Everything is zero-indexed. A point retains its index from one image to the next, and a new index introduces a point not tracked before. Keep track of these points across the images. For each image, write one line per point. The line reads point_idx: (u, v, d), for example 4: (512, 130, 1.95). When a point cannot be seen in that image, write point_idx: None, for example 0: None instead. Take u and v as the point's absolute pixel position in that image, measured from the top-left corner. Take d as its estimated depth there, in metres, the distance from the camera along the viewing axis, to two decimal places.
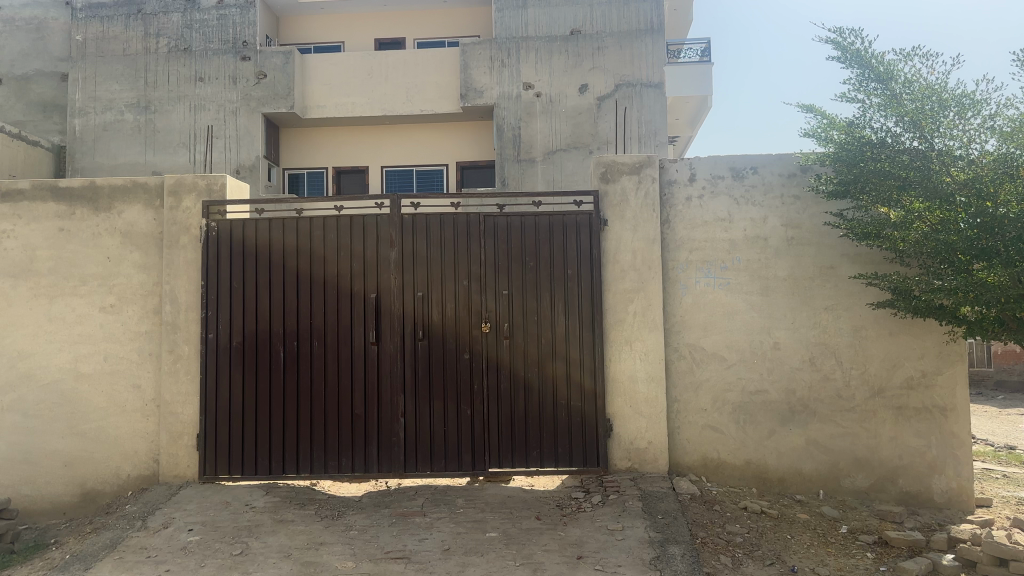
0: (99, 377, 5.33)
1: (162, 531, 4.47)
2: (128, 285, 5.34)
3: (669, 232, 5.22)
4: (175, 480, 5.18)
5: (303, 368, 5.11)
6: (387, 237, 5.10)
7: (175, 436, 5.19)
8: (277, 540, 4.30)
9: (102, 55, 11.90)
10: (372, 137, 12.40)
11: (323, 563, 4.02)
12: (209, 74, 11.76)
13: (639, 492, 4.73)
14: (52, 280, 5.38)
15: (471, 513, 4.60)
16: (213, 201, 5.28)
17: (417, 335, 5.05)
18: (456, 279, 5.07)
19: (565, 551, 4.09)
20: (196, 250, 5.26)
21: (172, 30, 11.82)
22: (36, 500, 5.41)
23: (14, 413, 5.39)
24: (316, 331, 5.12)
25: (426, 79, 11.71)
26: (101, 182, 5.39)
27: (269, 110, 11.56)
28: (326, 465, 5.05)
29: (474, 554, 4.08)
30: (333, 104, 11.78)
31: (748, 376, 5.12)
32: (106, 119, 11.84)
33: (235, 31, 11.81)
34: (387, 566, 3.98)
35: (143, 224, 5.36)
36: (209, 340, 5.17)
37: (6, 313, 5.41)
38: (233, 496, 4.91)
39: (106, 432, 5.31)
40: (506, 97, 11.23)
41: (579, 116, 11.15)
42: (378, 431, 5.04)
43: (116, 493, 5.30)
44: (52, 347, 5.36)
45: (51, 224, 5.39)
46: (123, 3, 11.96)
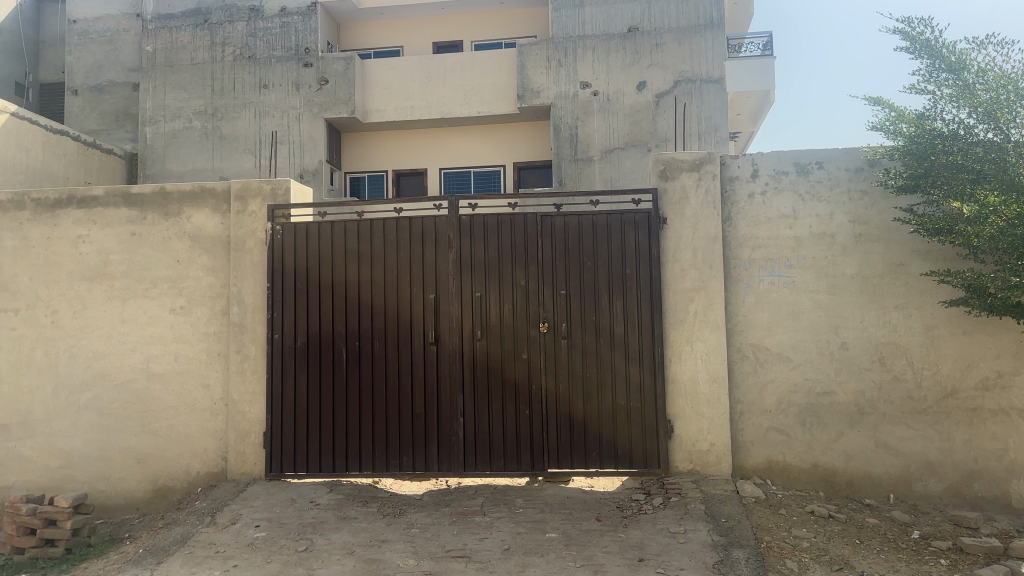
0: (169, 377, 5.49)
1: (230, 527, 4.58)
2: (197, 287, 5.49)
3: (731, 230, 5.13)
4: (242, 477, 5.31)
5: (364, 367, 5.19)
6: (446, 238, 5.14)
7: (242, 434, 5.32)
8: (341, 537, 4.36)
9: (170, 64, 12.31)
10: (431, 139, 12.54)
11: (386, 560, 4.07)
12: (273, 81, 12.05)
13: (701, 495, 4.68)
14: (124, 283, 5.57)
15: (531, 514, 4.59)
16: (277, 204, 5.37)
17: (475, 335, 5.07)
18: (513, 279, 5.08)
19: (626, 553, 4.05)
20: (261, 253, 5.38)
21: (237, 39, 12.18)
22: (111, 496, 5.60)
23: (90, 412, 5.60)
24: (376, 331, 5.19)
25: (484, 80, 11.77)
26: (171, 188, 5.55)
27: (331, 115, 11.82)
28: (387, 464, 5.12)
29: (534, 555, 4.08)
30: (392, 107, 11.94)
31: (816, 376, 5.00)
32: (176, 127, 12.25)
33: (298, 38, 12.08)
34: (449, 565, 4.00)
35: (210, 227, 5.50)
36: (275, 340, 5.30)
37: (82, 315, 5.62)
38: (298, 493, 5.00)
39: (176, 430, 5.48)
40: (563, 96, 11.22)
41: (637, 113, 11.07)
42: (438, 430, 5.08)
43: (186, 490, 5.45)
44: (125, 348, 5.55)
45: (124, 229, 5.58)
46: (190, 13, 12.38)
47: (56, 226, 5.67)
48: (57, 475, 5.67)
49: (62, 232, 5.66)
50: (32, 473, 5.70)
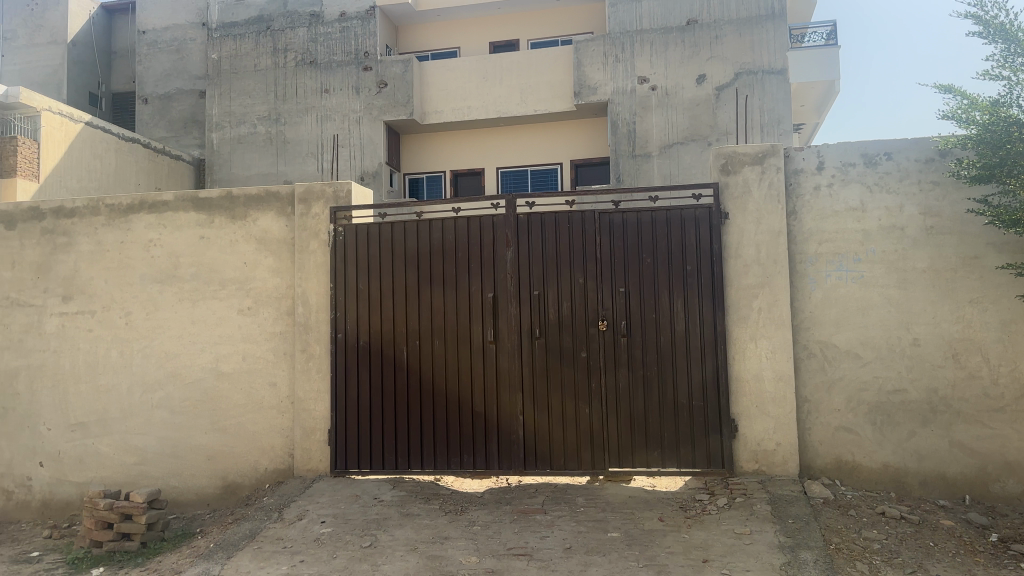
0: (238, 376, 5.63)
1: (297, 523, 4.68)
2: (264, 288, 5.62)
3: (796, 224, 5.02)
4: (308, 474, 5.42)
5: (425, 366, 5.24)
6: (504, 237, 5.16)
7: (308, 432, 5.43)
8: (404, 533, 4.42)
9: (235, 72, 12.75)
10: (488, 139, 12.60)
11: (448, 557, 4.09)
12: (333, 85, 12.32)
13: (767, 495, 4.59)
14: (194, 285, 5.74)
15: (592, 513, 4.57)
16: (340, 207, 5.46)
17: (534, 333, 5.08)
18: (571, 277, 5.06)
19: (690, 554, 4.00)
20: (324, 254, 5.48)
21: (298, 45, 12.52)
22: (183, 492, 5.77)
23: (163, 410, 5.78)
24: (436, 330, 5.24)
25: (540, 79, 11.77)
26: (237, 192, 5.69)
27: (390, 118, 12.00)
28: (448, 461, 5.17)
29: (595, 554, 4.06)
30: (450, 108, 12.04)
31: (886, 374, 4.86)
32: (241, 133, 12.66)
33: (357, 43, 12.29)
34: (510, 563, 4.01)
35: (275, 230, 5.62)
36: (338, 339, 5.40)
37: (154, 317, 5.81)
38: (362, 490, 5.08)
39: (245, 428, 5.61)
40: (620, 92, 11.17)
41: (697, 107, 10.94)
42: (498, 428, 5.10)
43: (255, 486, 5.59)
44: (196, 348, 5.71)
45: (194, 233, 5.75)
46: (253, 21, 12.78)
47: (129, 231, 5.88)
48: (132, 472, 5.86)
49: (135, 237, 5.87)
50: (108, 469, 5.91)
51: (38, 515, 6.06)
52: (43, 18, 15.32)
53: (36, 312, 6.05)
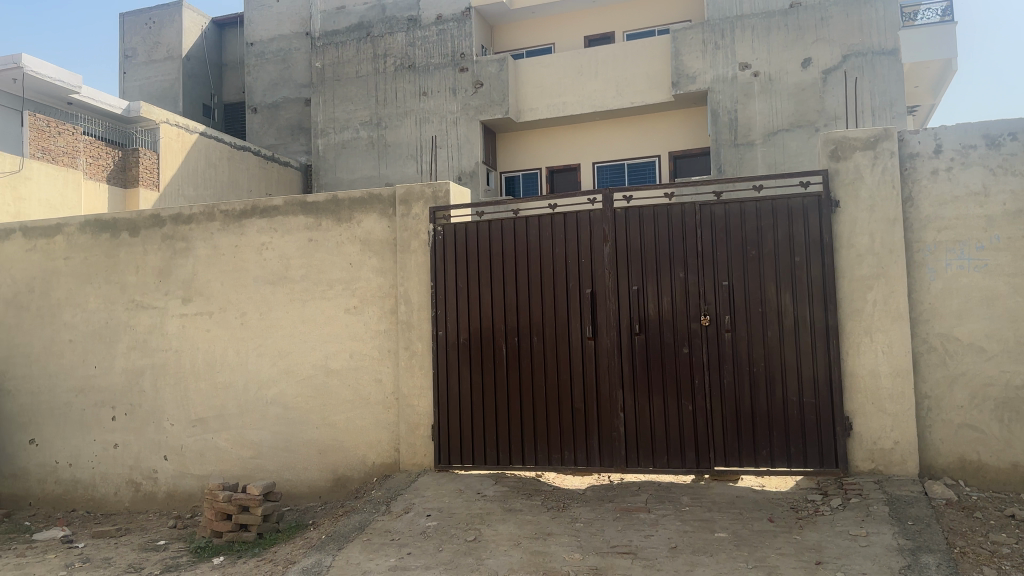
0: (345, 372, 5.81)
1: (403, 516, 4.79)
2: (369, 288, 5.77)
3: (912, 211, 4.78)
4: (413, 468, 5.54)
5: (524, 362, 5.27)
6: (601, 232, 5.13)
7: (413, 427, 5.55)
8: (507, 528, 4.45)
9: (338, 79, 13.40)
10: (584, 135, 12.60)
11: (552, 553, 4.10)
12: (431, 88, 12.76)
13: (885, 496, 4.40)
14: (304, 286, 5.95)
15: (698, 512, 4.48)
16: (439, 206, 5.56)
17: (634, 329, 5.03)
18: (672, 271, 4.98)
19: (802, 556, 3.88)
20: (425, 253, 5.59)
21: (397, 50, 13.04)
22: (295, 485, 5.97)
23: (277, 406, 6.02)
24: (534, 326, 5.26)
25: (636, 71, 11.75)
26: (342, 196, 5.87)
27: (485, 118, 12.30)
28: (549, 458, 5.18)
29: (703, 554, 3.98)
30: (546, 105, 12.17)
31: (1014, 368, 4.57)
32: (345, 137, 13.33)
33: (454, 44, 12.72)
34: (615, 561, 3.99)
35: (378, 231, 5.76)
36: (439, 336, 5.50)
37: (267, 317, 6.06)
38: (465, 484, 5.15)
39: (353, 423, 5.79)
40: (721, 80, 11.12)
41: (803, 92, 10.82)
42: (599, 425, 5.07)
43: (363, 480, 5.76)
44: (307, 346, 5.93)
45: (302, 236, 5.97)
46: (354, 28, 13.37)
47: (242, 235, 6.15)
48: (248, 465, 6.11)
49: (248, 240, 6.13)
50: (226, 462, 6.18)
51: (162, 506, 6.37)
52: (159, 36, 16.24)
53: (159, 313, 6.41)
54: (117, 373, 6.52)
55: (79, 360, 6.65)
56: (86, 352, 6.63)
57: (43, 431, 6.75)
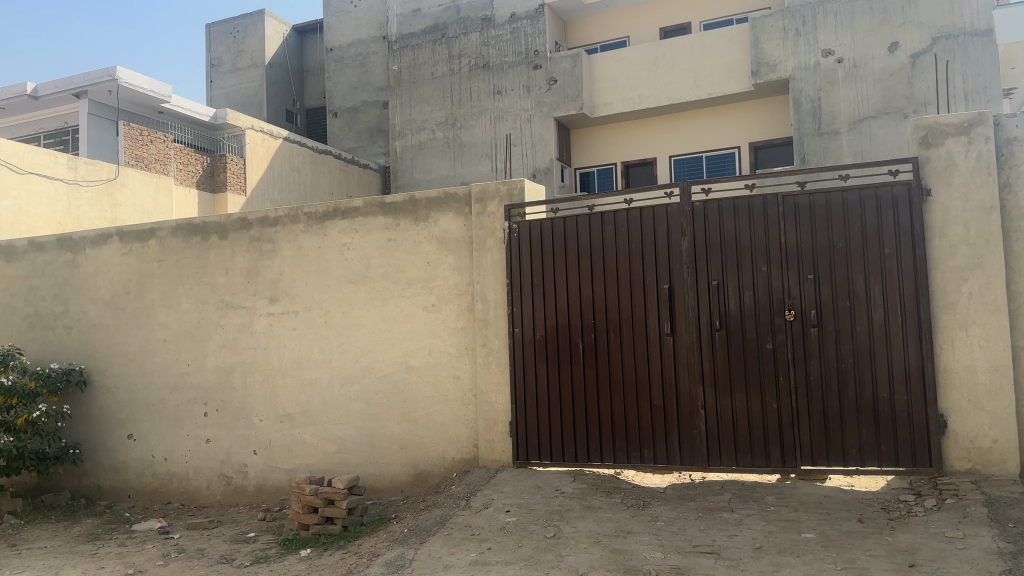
0: (425, 369, 5.90)
1: (483, 511, 4.84)
2: (446, 286, 5.84)
3: (1010, 198, 4.57)
4: (492, 464, 5.60)
5: (601, 359, 5.25)
6: (679, 226, 5.05)
7: (491, 423, 5.60)
8: (587, 526, 4.44)
9: (414, 82, 14.09)
10: (658, 128, 12.80)
11: (633, 551, 4.07)
12: (505, 87, 13.31)
13: (983, 497, 4.21)
14: (384, 284, 6.07)
15: (783, 513, 4.38)
16: (514, 204, 5.59)
17: (714, 325, 4.95)
18: (754, 266, 4.87)
19: (894, 558, 3.75)
20: (501, 251, 5.62)
21: (472, 50, 13.60)
22: (378, 479, 6.09)
23: (359, 402, 6.16)
24: (611, 323, 5.24)
25: (713, 62, 11.90)
26: (419, 196, 5.96)
27: (560, 114, 12.75)
28: (628, 456, 5.14)
29: (789, 555, 3.89)
30: (620, 99, 12.53)
31: None
32: (422, 139, 14.03)
33: (527, 42, 13.17)
34: (697, 560, 3.93)
35: (455, 230, 5.83)
36: (515, 333, 5.53)
37: (349, 316, 6.21)
38: (544, 481, 5.16)
39: (433, 419, 5.87)
40: (802, 67, 11.27)
41: (890, 78, 10.84)
42: (679, 423, 5.01)
43: (444, 475, 5.83)
44: (387, 344, 6.05)
45: (381, 236, 6.09)
46: (428, 31, 14.04)
47: (325, 236, 6.32)
48: (333, 460, 6.26)
49: (331, 241, 6.29)
50: (312, 457, 6.35)
51: (252, 498, 6.59)
52: (243, 44, 16.82)
53: (247, 313, 6.64)
54: (208, 371, 6.79)
55: (173, 358, 6.94)
56: (180, 350, 6.92)
57: (140, 426, 7.07)
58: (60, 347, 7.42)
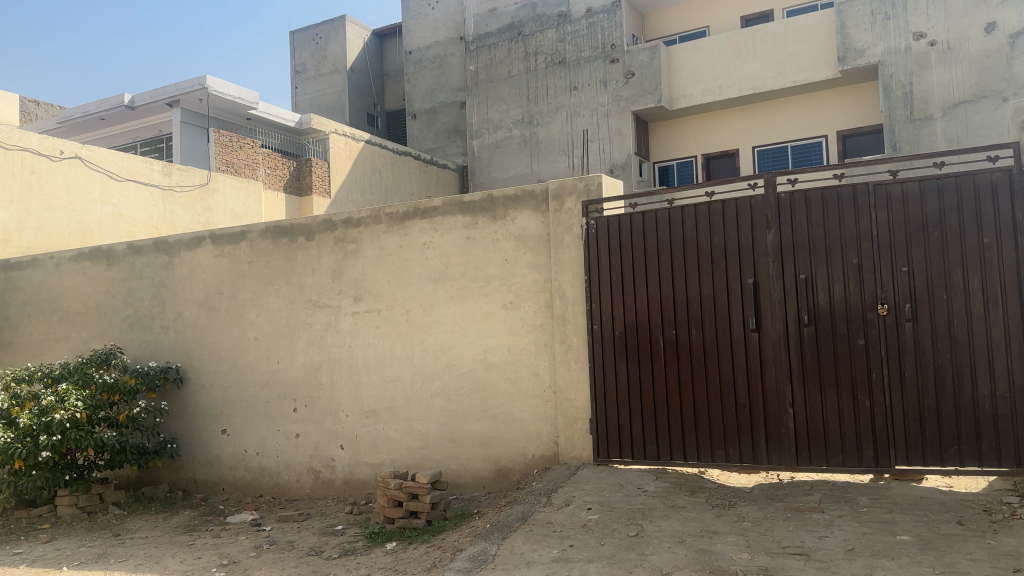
0: (504, 366, 5.93)
1: (564, 508, 4.84)
2: (524, 283, 5.86)
3: None
4: (573, 461, 5.59)
5: (683, 356, 5.17)
6: (764, 219, 4.94)
7: (571, 420, 5.59)
8: (671, 525, 4.39)
9: (491, 80, 14.21)
10: (740, 119, 12.64)
11: (718, 552, 4.00)
12: (582, 82, 13.31)
13: None
14: (463, 282, 6.13)
15: (877, 514, 4.23)
16: (591, 199, 5.56)
17: (801, 321, 4.82)
18: (843, 258, 4.72)
19: (997, 562, 3.57)
20: (579, 247, 5.61)
21: (548, 47, 13.65)
22: (460, 475, 6.15)
23: (441, 399, 6.24)
24: (693, 319, 5.15)
25: (799, 49, 11.70)
26: (497, 194, 6.00)
27: (638, 108, 12.69)
28: (713, 455, 5.05)
29: (882, 557, 3.76)
30: (700, 90, 12.46)
31: None
32: (499, 137, 14.18)
33: (604, 36, 13.13)
34: (786, 562, 3.83)
35: (532, 227, 5.84)
36: (594, 330, 5.51)
37: (430, 314, 6.30)
38: (626, 479, 5.13)
39: (513, 415, 5.90)
40: (892, 52, 10.92)
41: (987, 60, 10.36)
42: (766, 421, 4.89)
43: (524, 471, 5.85)
44: (467, 341, 6.11)
45: (460, 235, 6.16)
46: (505, 29, 14.11)
47: (406, 236, 6.43)
48: (417, 455, 6.36)
49: (411, 241, 6.39)
50: (396, 452, 6.46)
51: (339, 492, 6.75)
52: (325, 50, 17.27)
53: (333, 312, 6.81)
54: (296, 368, 7.00)
55: (263, 356, 7.18)
56: (270, 348, 7.15)
57: (233, 422, 7.34)
58: (158, 346, 7.77)
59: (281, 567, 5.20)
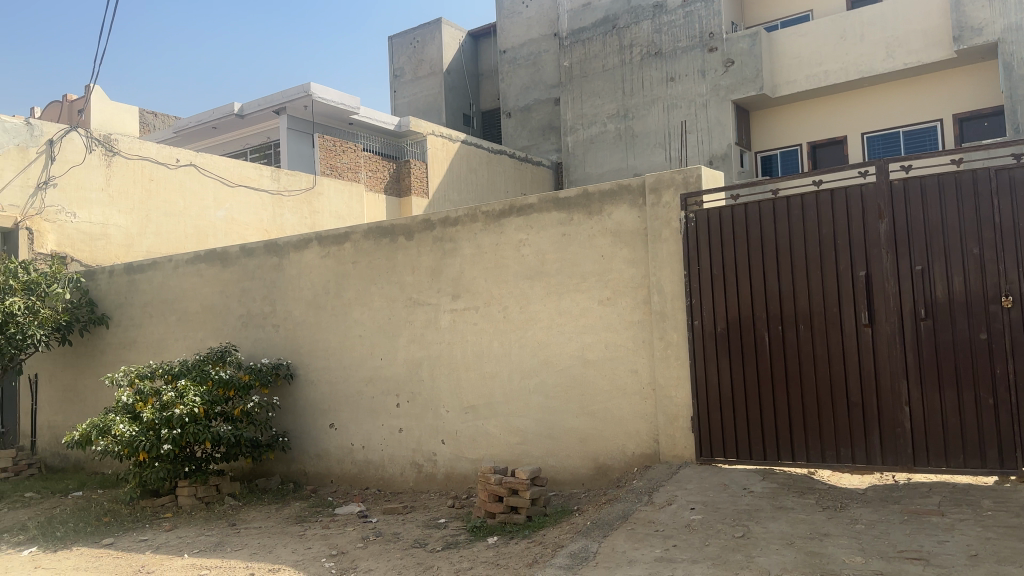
0: (602, 363, 5.89)
1: (667, 507, 4.76)
2: (621, 279, 5.80)
3: None
4: (675, 459, 5.49)
5: (790, 352, 5.00)
6: (875, 208, 4.72)
7: (672, 419, 5.49)
8: (779, 527, 4.25)
9: (585, 75, 14.15)
10: (847, 104, 12.17)
11: (830, 555, 3.85)
12: (679, 72, 13.11)
13: None
14: (559, 279, 6.12)
15: (1003, 518, 3.97)
16: (690, 192, 5.45)
17: (918, 315, 4.58)
18: (963, 248, 4.46)
19: None
20: (678, 242, 5.50)
21: (643, 38, 13.47)
22: (559, 472, 6.13)
23: (539, 395, 6.25)
24: (801, 314, 4.97)
25: (910, 29, 11.19)
26: (592, 189, 5.96)
27: (739, 96, 12.40)
28: (823, 455, 4.86)
29: (1010, 564, 3.52)
30: (804, 76, 12.09)
31: None
32: (593, 132, 14.12)
33: (702, 25, 12.87)
34: (903, 566, 3.65)
35: (629, 222, 5.77)
36: (695, 326, 5.40)
37: (527, 310, 6.31)
38: (730, 479, 5.00)
39: (612, 413, 5.84)
40: (1013, 28, 10.25)
41: None
42: (880, 420, 4.68)
43: (625, 469, 5.78)
44: (564, 337, 6.09)
45: (556, 231, 6.14)
46: (600, 23, 13.99)
47: (502, 234, 6.46)
48: (515, 451, 6.38)
49: (508, 238, 6.43)
50: (496, 448, 6.50)
51: (442, 486, 6.86)
52: (422, 53, 17.60)
53: (432, 309, 6.92)
54: (398, 364, 7.15)
55: (367, 353, 7.38)
56: (373, 345, 7.34)
57: (340, 416, 7.57)
58: (268, 344, 8.09)
59: (386, 559, 5.32)
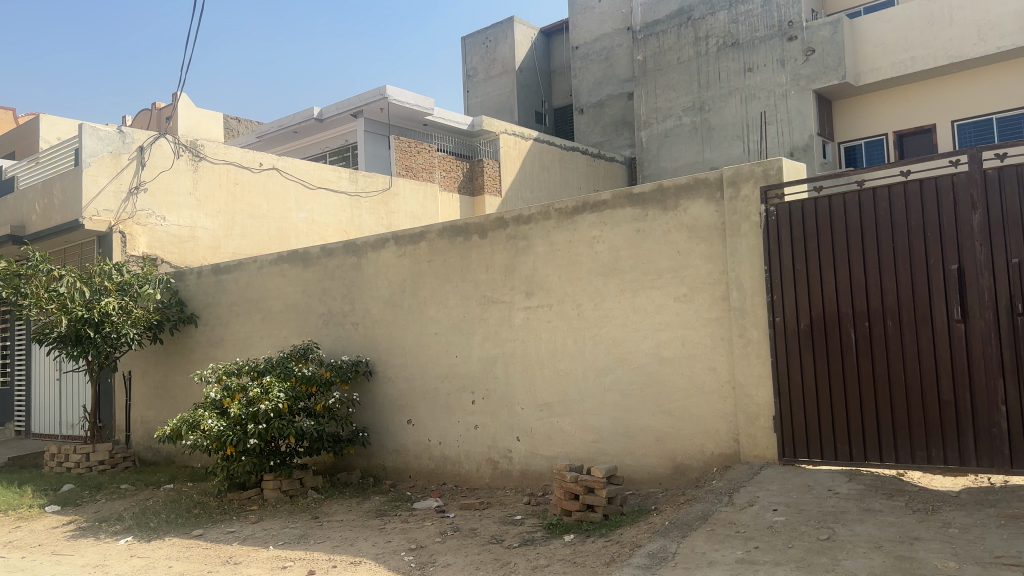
0: (679, 360, 5.80)
1: (748, 508, 4.65)
2: (698, 275, 5.70)
3: None
4: (756, 460, 5.36)
5: (877, 349, 4.83)
6: (968, 198, 4.52)
7: (752, 418, 5.37)
8: (866, 530, 4.11)
9: (660, 68, 13.98)
10: (935, 91, 11.68)
11: (921, 560, 3.70)
12: (757, 63, 12.84)
13: None
14: (634, 276, 6.06)
15: None
16: (771, 185, 5.32)
17: (1016, 309, 4.36)
18: None
19: None
20: (758, 236, 5.38)
21: (720, 29, 13.21)
22: (636, 470, 6.07)
23: (614, 393, 6.20)
24: (889, 309, 4.80)
25: (1004, 10, 10.69)
26: (668, 184, 5.88)
27: (820, 86, 12.07)
28: (913, 456, 4.68)
29: None
30: (889, 63, 11.69)
31: None
32: (668, 126, 13.94)
33: (780, 13, 12.56)
34: (1000, 572, 3.48)
35: (706, 217, 5.66)
36: (777, 323, 5.27)
37: (602, 307, 6.27)
38: (814, 480, 4.86)
39: (689, 411, 5.75)
40: None
41: None
42: (974, 420, 4.48)
43: (703, 469, 5.68)
44: (639, 335, 6.03)
45: (630, 227, 6.08)
46: (674, 15, 13.76)
47: (576, 231, 6.43)
48: (591, 449, 6.34)
49: (581, 235, 6.40)
50: (571, 445, 6.48)
51: (518, 483, 6.87)
52: (495, 53, 17.69)
53: (507, 307, 6.95)
54: (474, 362, 7.20)
55: (443, 351, 7.45)
56: (448, 343, 7.41)
57: (417, 413, 7.67)
58: (348, 341, 8.26)
59: (464, 554, 5.37)
